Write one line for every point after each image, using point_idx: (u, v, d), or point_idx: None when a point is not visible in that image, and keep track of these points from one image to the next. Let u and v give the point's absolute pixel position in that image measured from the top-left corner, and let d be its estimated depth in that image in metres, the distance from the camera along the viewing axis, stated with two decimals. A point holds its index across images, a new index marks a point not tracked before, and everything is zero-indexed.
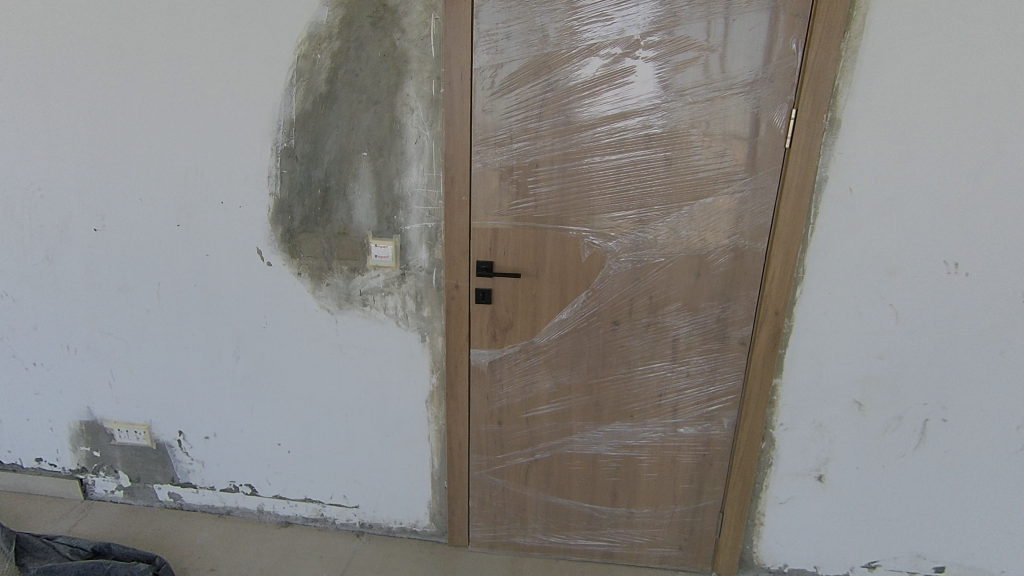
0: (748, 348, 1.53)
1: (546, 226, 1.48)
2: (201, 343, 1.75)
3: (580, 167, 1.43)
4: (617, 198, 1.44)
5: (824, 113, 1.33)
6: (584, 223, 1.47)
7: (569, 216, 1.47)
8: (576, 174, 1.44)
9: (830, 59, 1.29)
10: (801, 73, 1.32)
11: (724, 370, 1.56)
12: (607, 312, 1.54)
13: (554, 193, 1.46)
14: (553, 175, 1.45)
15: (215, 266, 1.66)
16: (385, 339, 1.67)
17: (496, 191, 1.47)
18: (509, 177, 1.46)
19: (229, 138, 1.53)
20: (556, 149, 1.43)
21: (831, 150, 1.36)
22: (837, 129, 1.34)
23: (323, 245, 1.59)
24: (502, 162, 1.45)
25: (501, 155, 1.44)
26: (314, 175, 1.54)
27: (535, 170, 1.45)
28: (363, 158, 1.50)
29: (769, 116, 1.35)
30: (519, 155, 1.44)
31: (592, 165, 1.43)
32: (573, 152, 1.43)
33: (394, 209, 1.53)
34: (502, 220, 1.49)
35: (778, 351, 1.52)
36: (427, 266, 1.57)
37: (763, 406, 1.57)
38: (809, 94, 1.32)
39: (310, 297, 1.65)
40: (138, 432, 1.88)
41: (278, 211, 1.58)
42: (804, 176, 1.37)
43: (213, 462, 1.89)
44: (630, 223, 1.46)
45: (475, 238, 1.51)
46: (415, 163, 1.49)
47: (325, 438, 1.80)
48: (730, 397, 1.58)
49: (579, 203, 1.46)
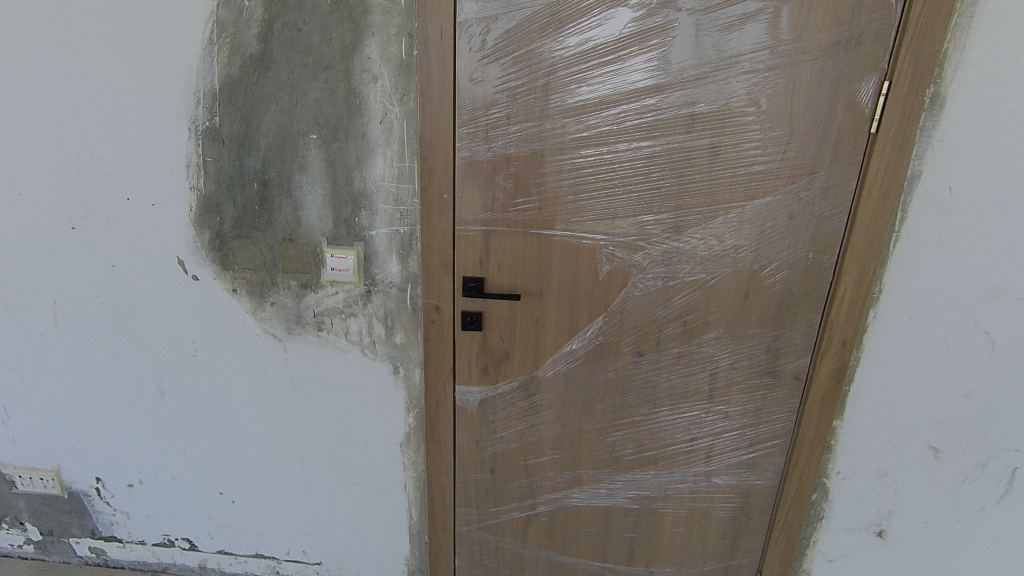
0: (804, 385, 1.23)
1: (552, 233, 1.14)
2: (115, 374, 1.39)
3: (599, 158, 1.09)
4: (646, 198, 1.10)
5: (927, 87, 1.00)
6: (603, 230, 1.13)
7: (584, 221, 1.13)
8: (593, 166, 1.09)
9: (941, 13, 0.96)
10: (898, 33, 0.98)
11: (771, 410, 1.26)
12: (628, 341, 1.21)
13: (564, 193, 1.11)
14: (563, 167, 1.10)
15: (126, 280, 1.29)
16: (347, 371, 1.33)
17: (488, 188, 1.12)
18: (506, 169, 1.11)
19: (132, 115, 1.15)
20: (567, 133, 1.08)
21: (930, 137, 1.03)
22: (941, 108, 1.01)
23: (264, 254, 1.23)
24: (497, 150, 1.10)
25: (496, 141, 1.09)
26: (248, 163, 1.17)
27: (540, 161, 1.10)
28: (312, 142, 1.14)
29: (850, 91, 1.02)
30: (520, 141, 1.09)
31: (616, 154, 1.08)
32: (590, 136, 1.08)
33: (355, 209, 1.18)
34: (497, 224, 1.15)
35: (841, 389, 1.21)
36: (400, 283, 1.23)
37: (818, 453, 1.27)
38: (908, 62, 0.99)
39: (250, 320, 1.30)
40: (45, 480, 1.52)
41: (202, 210, 1.21)
42: (893, 170, 1.05)
43: (140, 513, 1.55)
44: (662, 230, 1.12)
45: (460, 248, 1.17)
46: (381, 149, 1.13)
47: (278, 485, 1.47)
48: (777, 441, 1.28)
49: (596, 205, 1.12)
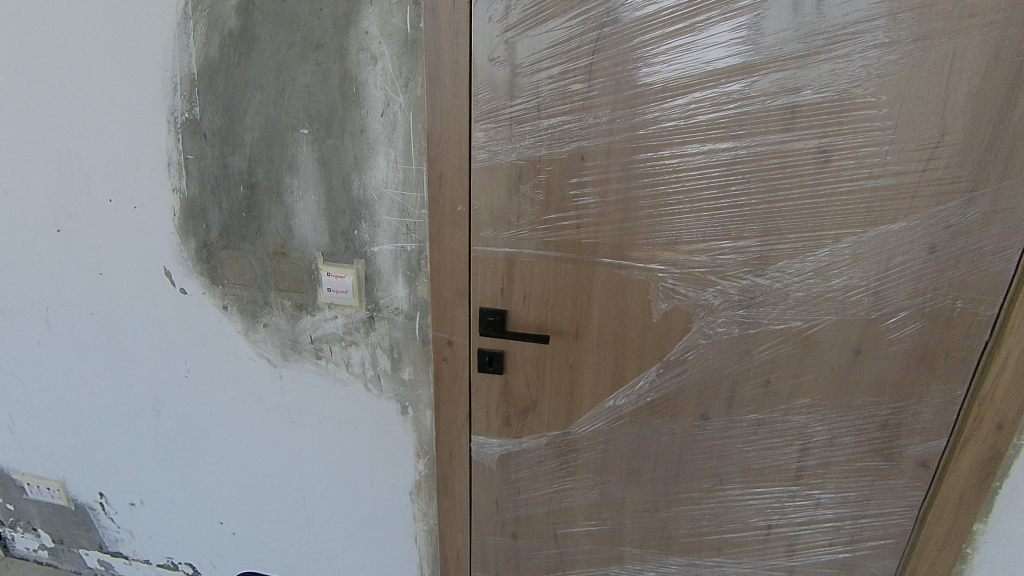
0: (934, 475, 0.90)
1: (593, 259, 0.88)
2: (110, 389, 1.27)
3: (659, 163, 0.81)
4: (723, 218, 0.82)
5: None
6: (662, 258, 0.86)
7: (636, 246, 0.86)
8: (651, 174, 0.82)
9: None
10: None
11: (881, 502, 0.94)
12: (689, 400, 0.94)
13: (610, 208, 0.85)
14: (610, 176, 0.83)
15: (114, 289, 1.15)
16: (349, 407, 1.13)
17: (512, 200, 0.88)
18: (535, 176, 0.86)
19: (108, 105, 0.99)
20: (617, 131, 0.81)
21: None
22: None
23: (254, 268, 1.05)
24: (524, 151, 0.85)
25: (524, 139, 0.84)
26: (232, 163, 0.98)
27: (580, 167, 0.84)
28: (303, 139, 0.94)
29: None
30: (554, 142, 0.83)
31: (683, 159, 0.80)
32: (648, 135, 0.80)
33: (354, 221, 0.97)
34: (522, 246, 0.90)
35: (991, 486, 0.87)
36: (407, 310, 1.01)
37: (947, 565, 0.93)
38: None
39: (242, 341, 1.13)
40: (52, 490, 1.45)
41: (187, 216, 1.04)
42: None
43: (144, 533, 1.44)
44: (742, 261, 0.83)
45: (477, 274, 0.93)
46: (382, 148, 0.91)
47: (279, 521, 1.31)
48: (887, 541, 0.97)
49: (654, 225, 0.84)
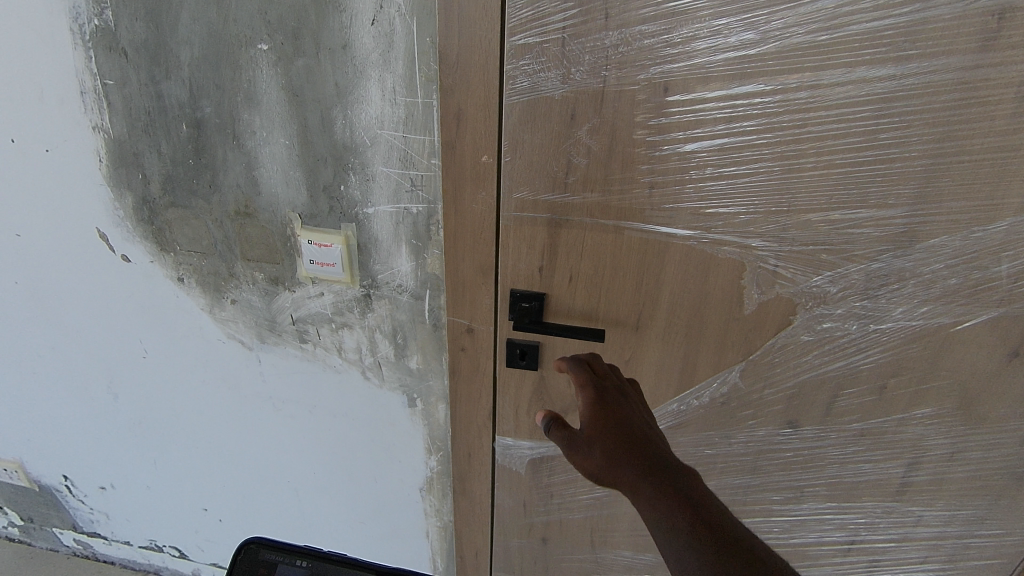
0: None
1: (669, 232, 0.65)
2: (57, 368, 1.06)
3: (781, 97, 0.56)
4: (863, 177, 0.58)
5: None
6: (765, 231, 0.63)
7: (731, 214, 0.63)
8: (766, 113, 0.57)
9: None
10: None
11: (997, 520, 0.78)
12: (777, 404, 0.75)
13: (699, 162, 0.61)
14: (703, 117, 0.58)
15: (38, 254, 0.91)
16: (344, 397, 0.93)
17: (560, 150, 0.63)
18: (594, 115, 0.60)
19: None
20: (722, 49, 0.55)
21: None
22: None
23: (212, 231, 0.81)
24: (581, 81, 0.59)
25: (581, 63, 0.58)
26: (168, 92, 0.72)
27: (661, 104, 0.58)
28: (262, 58, 0.67)
29: None
30: (625, 65, 0.57)
31: (817, 90, 0.55)
32: (768, 55, 0.55)
33: (339, 173, 0.72)
34: (571, 213, 0.66)
35: None
36: (413, 288, 0.79)
37: None
38: None
39: (207, 319, 0.91)
40: (11, 471, 1.28)
41: (117, 164, 0.79)
42: None
43: (121, 517, 1.29)
44: (879, 237, 0.61)
45: (508, 248, 0.70)
46: (375, 72, 0.64)
47: (270, 511, 1.15)
48: (994, 560, 0.82)
49: (760, 186, 0.61)
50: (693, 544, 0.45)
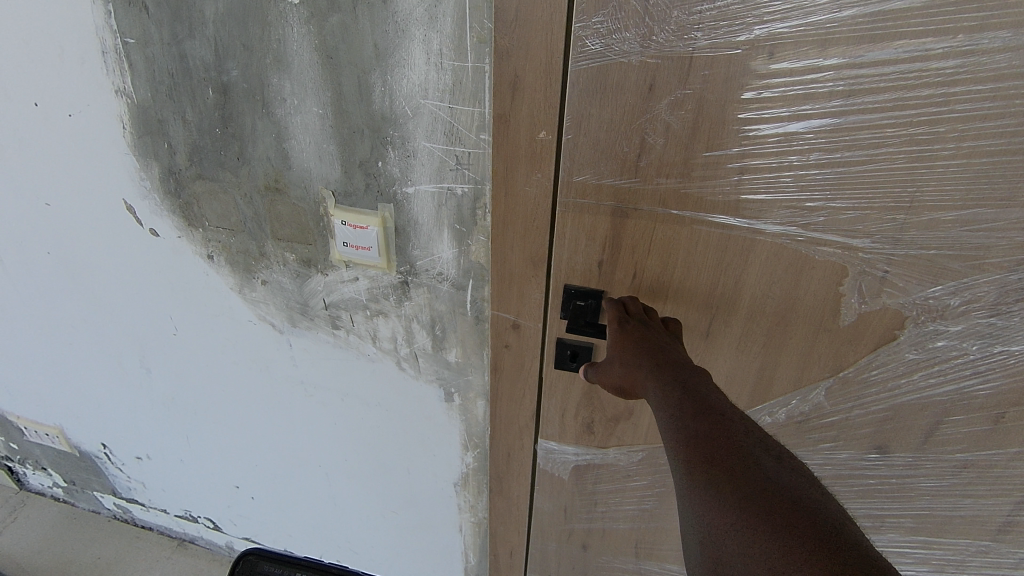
0: None
1: (757, 227, 0.56)
2: (90, 340, 1.04)
3: (919, 67, 0.45)
4: (1012, 166, 0.48)
5: None
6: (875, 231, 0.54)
7: (836, 208, 0.53)
8: (896, 86, 0.47)
9: None
10: None
11: None
12: (866, 427, 0.69)
13: (804, 144, 0.51)
14: (815, 90, 0.48)
15: (67, 224, 0.87)
16: (378, 387, 0.88)
17: (633, 127, 0.53)
18: (679, 85, 0.50)
19: None
20: (849, 5, 0.44)
21: None
22: None
23: (241, 207, 0.75)
24: (665, 44, 0.49)
25: (669, 20, 0.48)
26: (192, 52, 0.65)
27: (763, 72, 0.48)
28: (294, 13, 0.59)
29: None
30: (722, 25, 0.47)
31: (969, 58, 0.44)
32: (910, 12, 0.43)
33: (377, 148, 0.64)
34: (641, 201, 0.57)
35: None
36: (455, 277, 0.71)
37: None
38: None
39: (237, 300, 0.86)
40: (52, 436, 1.29)
41: (142, 131, 0.73)
42: None
43: (157, 486, 1.29)
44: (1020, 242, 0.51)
45: (565, 237, 0.62)
46: (419, 32, 0.56)
47: (301, 493, 1.13)
48: None
49: (877, 175, 0.51)
50: (688, 441, 0.41)
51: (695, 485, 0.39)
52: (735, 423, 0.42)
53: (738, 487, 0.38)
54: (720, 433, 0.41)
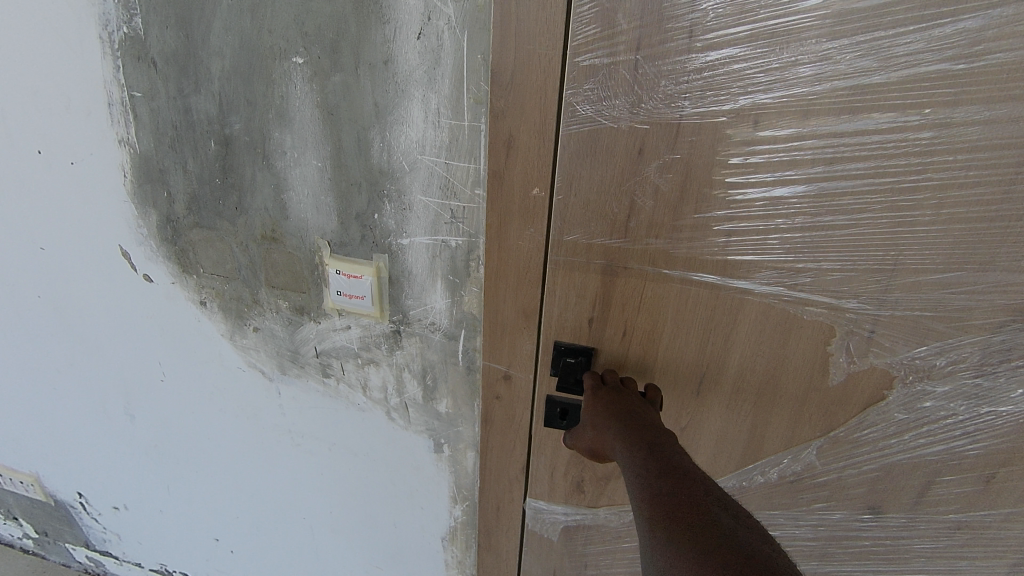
0: None
1: (746, 288, 0.58)
2: (75, 384, 1.02)
3: (900, 138, 0.48)
4: (989, 231, 0.50)
5: None
6: (861, 294, 0.55)
7: (822, 270, 0.55)
8: (877, 155, 0.49)
9: None
10: None
11: None
12: (859, 487, 0.70)
13: (790, 208, 0.53)
14: (800, 157, 0.50)
15: (60, 268, 0.87)
16: (367, 436, 0.86)
17: (624, 189, 0.55)
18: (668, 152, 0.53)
19: (16, 12, 0.67)
20: (829, 78, 0.47)
21: None
22: None
23: (236, 255, 0.76)
24: (654, 111, 0.51)
25: (654, 90, 0.50)
26: (197, 106, 0.67)
27: (749, 139, 0.51)
28: (298, 72, 0.61)
29: None
30: (708, 94, 0.50)
31: (945, 131, 0.47)
32: (888, 86, 0.46)
33: (374, 200, 0.66)
34: (631, 260, 0.59)
35: None
36: (447, 327, 0.71)
37: None
38: None
39: (228, 346, 0.85)
40: (27, 484, 1.24)
41: (143, 180, 0.74)
42: None
43: (133, 538, 1.24)
44: (1004, 305, 0.53)
45: (556, 295, 0.63)
46: (418, 92, 0.58)
47: (282, 545, 1.09)
48: None
49: (861, 236, 0.53)
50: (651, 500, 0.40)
51: (654, 540, 0.38)
52: (698, 479, 0.42)
53: (691, 537, 0.37)
54: (680, 488, 0.41)
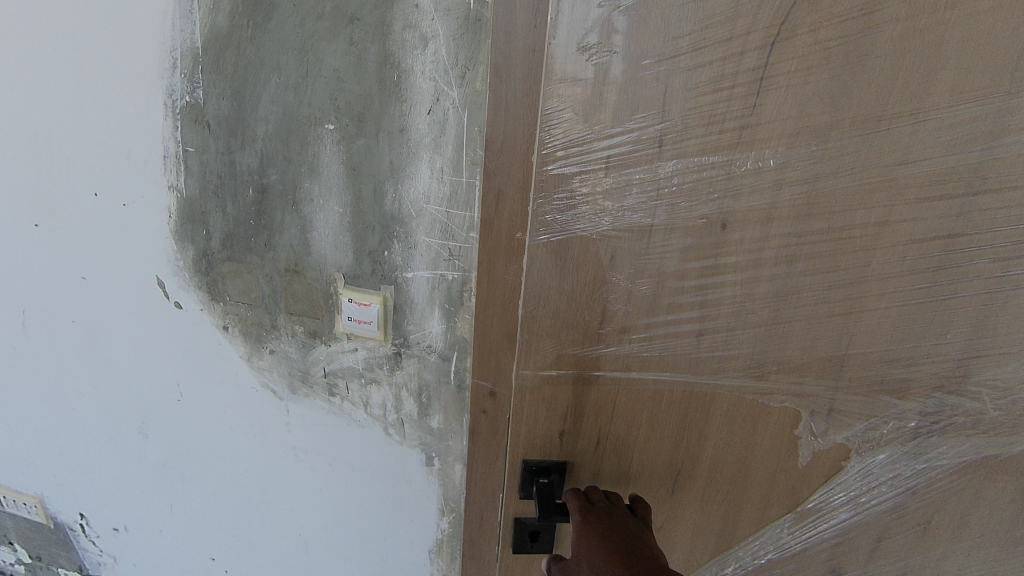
0: None
1: (718, 381, 0.75)
2: (94, 404, 1.11)
3: (829, 234, 0.66)
4: (887, 301, 0.69)
5: None
6: (809, 362, 0.73)
7: (771, 337, 0.72)
8: (814, 249, 0.67)
9: None
10: None
11: None
12: (821, 556, 0.87)
13: (750, 295, 0.69)
14: (754, 250, 0.67)
15: (98, 295, 0.99)
16: (364, 453, 0.96)
17: (595, 296, 0.71)
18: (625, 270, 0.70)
19: (95, 80, 0.81)
20: (783, 186, 0.64)
21: None
22: None
23: (261, 285, 0.88)
24: (622, 217, 0.67)
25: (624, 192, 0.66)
26: (241, 160, 0.81)
27: (718, 242, 0.67)
28: (328, 136, 0.75)
29: None
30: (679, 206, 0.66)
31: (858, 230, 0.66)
32: (816, 199, 0.64)
33: (385, 240, 0.79)
34: (601, 364, 0.75)
35: None
36: (442, 350, 0.84)
37: None
38: None
39: (244, 368, 0.96)
40: (30, 505, 1.30)
41: (185, 219, 0.87)
42: None
43: (128, 560, 1.29)
44: (901, 359, 0.72)
45: (547, 408, 0.79)
46: (426, 154, 0.72)
47: (275, 565, 1.16)
48: None
49: (802, 307, 0.70)
50: None
51: None
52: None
53: None
54: None
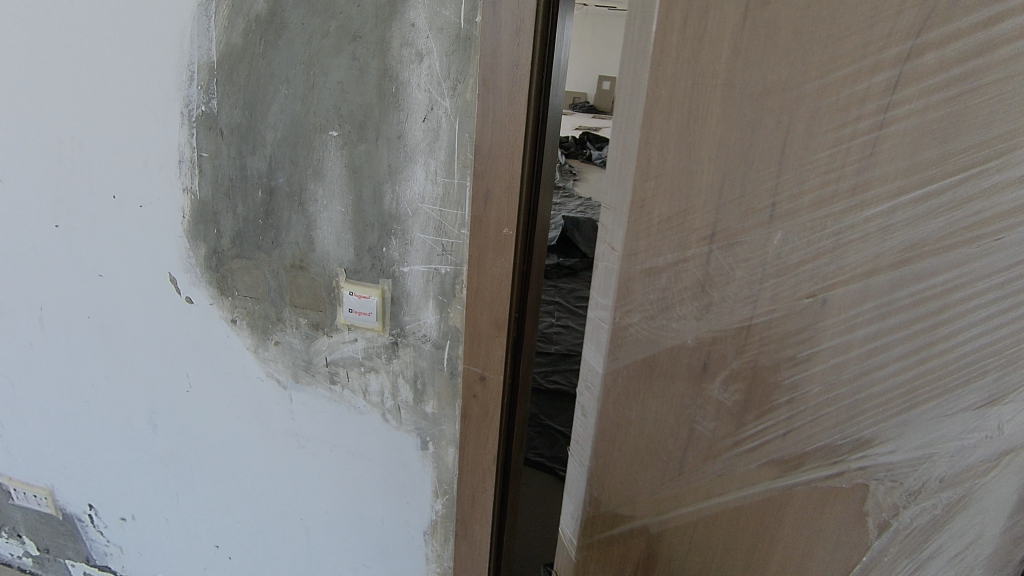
0: None
1: (815, 511, 0.51)
2: (106, 397, 1.17)
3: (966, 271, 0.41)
4: None
5: None
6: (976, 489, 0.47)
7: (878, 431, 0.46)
8: (930, 297, 0.42)
9: None
10: None
11: None
12: None
13: (874, 382, 0.45)
14: (859, 323, 0.44)
15: (114, 292, 1.05)
16: (363, 439, 1.03)
17: (682, 422, 0.51)
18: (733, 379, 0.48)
19: (117, 92, 0.88)
20: (904, 211, 0.40)
21: None
22: None
23: (268, 280, 0.95)
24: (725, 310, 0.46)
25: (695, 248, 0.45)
26: (251, 164, 0.88)
27: (855, 331, 0.44)
28: (332, 142, 0.83)
29: None
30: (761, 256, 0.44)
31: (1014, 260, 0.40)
32: (946, 238, 0.40)
33: (383, 237, 0.86)
34: (683, 502, 0.54)
35: None
36: (436, 338, 0.91)
37: None
38: None
39: (251, 359, 1.03)
40: (40, 498, 1.35)
41: (198, 219, 0.94)
42: None
43: (135, 550, 1.34)
44: None
45: (598, 554, 0.60)
46: (422, 158, 0.80)
47: (278, 549, 1.21)
48: None
49: (924, 379, 0.44)
50: None
51: None
52: None
53: None
54: None
